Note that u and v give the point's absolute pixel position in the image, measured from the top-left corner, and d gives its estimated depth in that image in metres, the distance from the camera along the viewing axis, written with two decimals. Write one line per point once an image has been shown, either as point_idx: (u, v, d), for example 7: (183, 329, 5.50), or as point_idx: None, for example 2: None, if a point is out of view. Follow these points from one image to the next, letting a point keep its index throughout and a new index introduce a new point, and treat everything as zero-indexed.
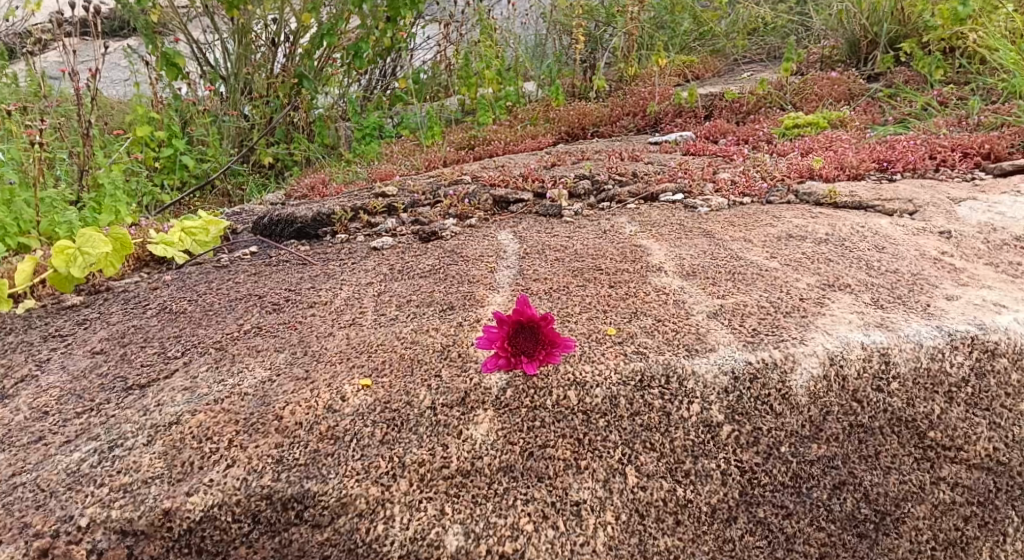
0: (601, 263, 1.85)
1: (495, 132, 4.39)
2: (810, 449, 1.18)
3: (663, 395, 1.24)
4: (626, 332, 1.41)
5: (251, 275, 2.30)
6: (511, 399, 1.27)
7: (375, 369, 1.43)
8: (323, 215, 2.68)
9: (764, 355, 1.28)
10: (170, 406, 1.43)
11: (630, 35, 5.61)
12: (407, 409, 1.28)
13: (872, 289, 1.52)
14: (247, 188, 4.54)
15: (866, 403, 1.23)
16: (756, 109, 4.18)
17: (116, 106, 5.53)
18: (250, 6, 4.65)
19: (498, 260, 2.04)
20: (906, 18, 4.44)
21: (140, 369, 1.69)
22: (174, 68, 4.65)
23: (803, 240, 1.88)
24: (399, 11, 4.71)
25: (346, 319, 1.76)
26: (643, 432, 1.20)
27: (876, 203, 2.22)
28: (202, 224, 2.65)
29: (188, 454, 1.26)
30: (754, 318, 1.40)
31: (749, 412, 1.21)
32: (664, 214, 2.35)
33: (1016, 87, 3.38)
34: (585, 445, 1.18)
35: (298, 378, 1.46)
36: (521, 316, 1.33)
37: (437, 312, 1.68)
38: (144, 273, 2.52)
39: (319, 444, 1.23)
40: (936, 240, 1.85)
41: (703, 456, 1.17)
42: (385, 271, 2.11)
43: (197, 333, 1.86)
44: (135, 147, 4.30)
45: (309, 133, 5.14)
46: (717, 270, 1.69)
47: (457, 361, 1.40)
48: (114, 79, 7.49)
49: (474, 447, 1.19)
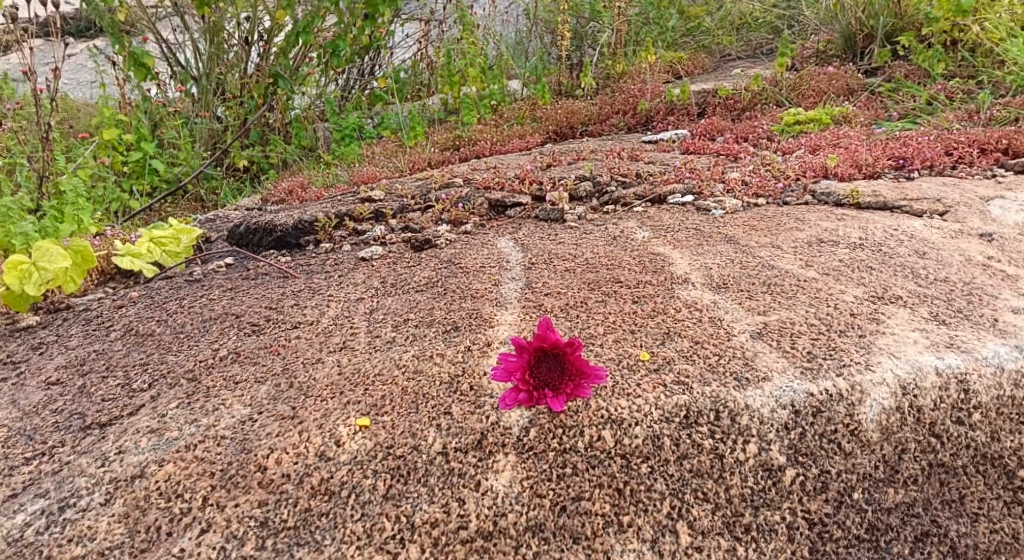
0: (619, 274, 1.68)
1: (481, 132, 4.21)
2: (887, 495, 1.03)
3: (714, 434, 1.07)
4: (661, 357, 1.23)
5: (227, 290, 2.08)
6: (536, 440, 1.09)
7: (373, 406, 1.23)
8: (305, 223, 2.46)
9: (826, 384, 1.11)
10: (133, 454, 1.22)
11: (618, 30, 5.46)
12: (413, 456, 1.09)
13: (927, 301, 1.37)
14: (221, 193, 4.32)
15: (946, 438, 1.09)
16: (752, 106, 4.04)
17: (83, 109, 5.27)
18: (220, 4, 4.41)
19: (501, 270, 1.86)
20: (902, 11, 4.35)
21: (100, 403, 1.48)
22: (143, 68, 4.38)
23: (837, 245, 1.73)
24: (377, 8, 4.47)
25: (336, 342, 1.57)
26: (694, 479, 1.03)
27: (903, 203, 2.09)
28: (172, 233, 2.41)
29: (154, 517, 1.06)
30: (806, 339, 1.24)
31: (814, 452, 1.05)
32: (677, 217, 2.19)
33: None
34: (626, 497, 1.01)
35: (283, 417, 1.26)
36: (542, 343, 1.15)
37: (439, 334, 1.49)
38: (108, 289, 2.30)
39: (310, 502, 1.04)
40: (977, 243, 1.72)
41: (765, 506, 1.01)
42: (377, 285, 1.92)
43: (166, 360, 1.64)
44: (101, 151, 4.05)
45: (285, 134, 4.91)
46: (750, 282, 1.53)
47: (470, 396, 1.21)
48: (79, 80, 7.18)
49: (495, 503, 1.01)
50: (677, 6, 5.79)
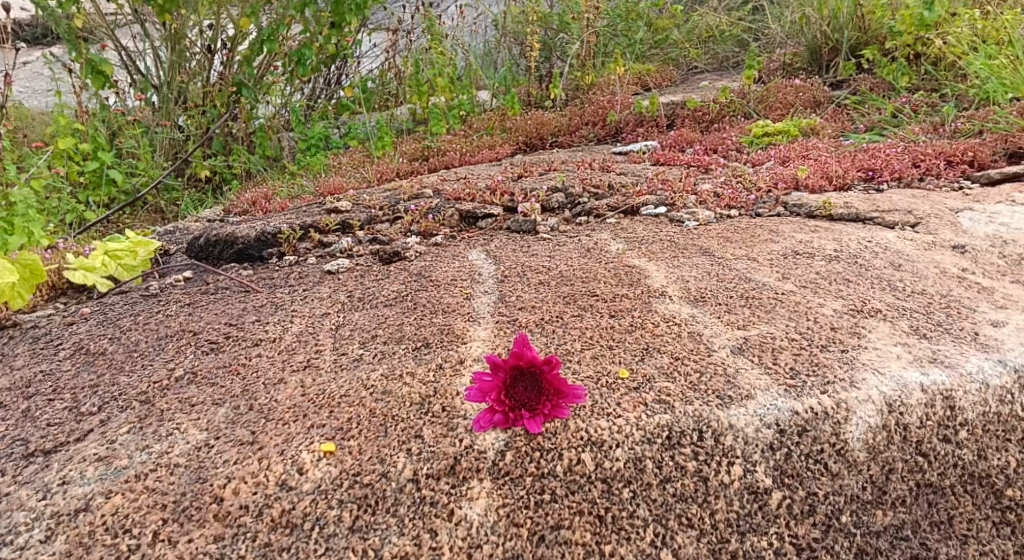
0: (595, 287, 1.64)
1: (451, 142, 4.15)
2: (875, 517, 1.03)
3: (698, 456, 1.03)
4: (640, 375, 1.19)
5: (185, 306, 1.98)
6: (513, 465, 1.03)
7: (338, 430, 1.15)
8: (268, 235, 2.36)
9: (811, 402, 1.09)
10: (77, 485, 1.12)
11: (588, 42, 5.49)
12: (382, 484, 1.02)
13: (906, 315, 1.37)
14: (182, 203, 4.17)
15: (934, 458, 1.09)
16: (720, 118, 4.08)
17: (35, 117, 5.05)
18: (182, 11, 4.26)
19: (473, 284, 1.80)
20: (865, 26, 4.48)
21: (45, 428, 1.36)
22: (101, 76, 4.19)
23: (813, 257, 1.73)
24: (344, 17, 4.38)
25: (300, 361, 1.48)
26: (677, 504, 0.99)
27: (874, 215, 2.11)
28: (129, 246, 2.28)
29: (99, 556, 0.96)
30: (788, 354, 1.21)
31: (800, 474, 1.03)
32: (650, 229, 2.17)
33: (994, 93, 3.43)
34: (607, 524, 0.96)
35: (242, 443, 1.17)
36: (519, 361, 1.09)
37: (409, 351, 1.42)
38: (59, 304, 2.17)
39: (271, 536, 0.96)
40: (951, 255, 1.74)
41: (751, 531, 0.98)
42: (344, 300, 1.84)
43: (117, 381, 1.53)
44: (55, 160, 3.87)
45: (249, 144, 4.76)
46: (729, 295, 1.50)
47: (442, 418, 1.15)
48: (31, 87, 6.90)
49: (470, 534, 0.94)
50: (646, 18, 5.85)
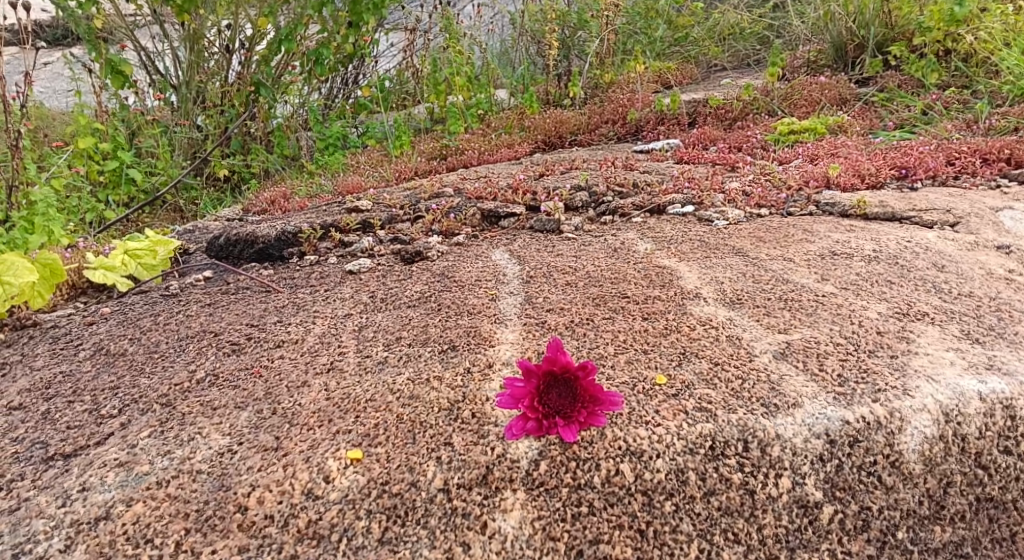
0: (625, 289, 1.59)
1: (469, 141, 4.11)
2: (933, 534, 0.98)
3: (744, 468, 0.98)
4: (679, 381, 1.13)
5: (205, 306, 1.96)
6: (547, 475, 0.98)
7: (364, 436, 1.12)
8: (288, 234, 2.34)
9: (863, 411, 1.03)
10: (98, 492, 1.09)
11: (607, 40, 5.41)
12: (412, 494, 0.98)
13: (956, 319, 1.30)
14: (200, 203, 4.18)
15: (994, 470, 1.04)
16: (743, 116, 3.99)
17: (57, 118, 5.10)
18: (201, 11, 4.25)
19: (497, 284, 1.76)
20: (892, 22, 4.37)
21: (65, 431, 1.34)
22: (120, 76, 4.20)
23: (851, 258, 1.66)
24: (361, 16, 4.36)
25: (323, 363, 1.45)
26: (723, 518, 0.94)
27: (912, 214, 2.03)
28: (148, 245, 2.26)
29: None
30: (834, 360, 1.16)
31: (852, 487, 0.98)
32: (679, 228, 2.11)
33: None
34: (649, 539, 0.91)
35: (266, 449, 1.14)
36: (552, 367, 1.04)
37: (435, 354, 1.38)
38: (79, 304, 2.16)
39: (297, 548, 0.93)
40: (996, 256, 1.67)
41: (802, 548, 0.93)
42: (366, 300, 1.80)
43: (138, 383, 1.51)
44: (76, 160, 3.89)
45: (267, 143, 4.75)
46: (767, 297, 1.45)
47: (471, 425, 1.11)
48: (53, 88, 6.98)
49: (504, 548, 0.90)
50: (665, 16, 5.77)
